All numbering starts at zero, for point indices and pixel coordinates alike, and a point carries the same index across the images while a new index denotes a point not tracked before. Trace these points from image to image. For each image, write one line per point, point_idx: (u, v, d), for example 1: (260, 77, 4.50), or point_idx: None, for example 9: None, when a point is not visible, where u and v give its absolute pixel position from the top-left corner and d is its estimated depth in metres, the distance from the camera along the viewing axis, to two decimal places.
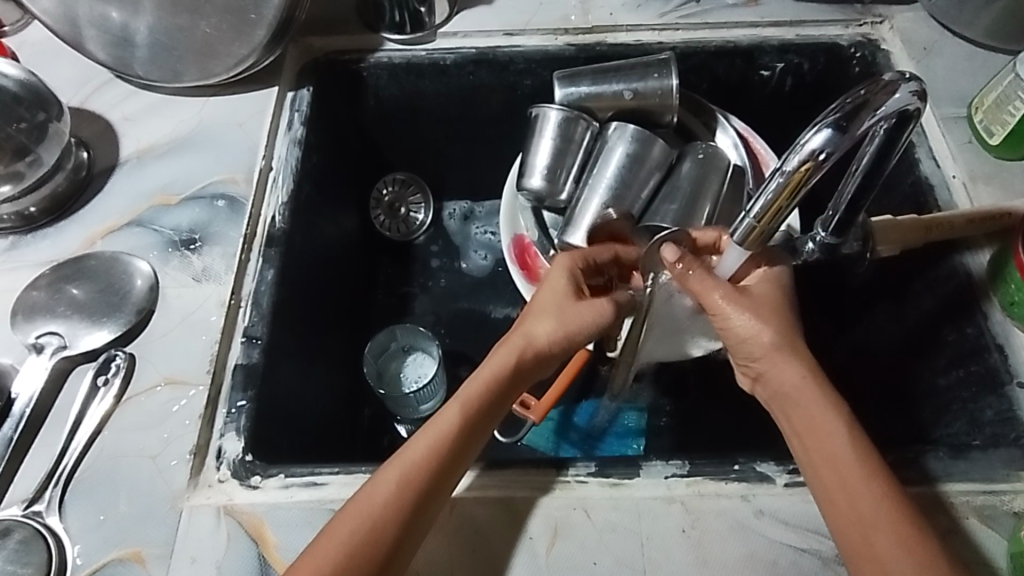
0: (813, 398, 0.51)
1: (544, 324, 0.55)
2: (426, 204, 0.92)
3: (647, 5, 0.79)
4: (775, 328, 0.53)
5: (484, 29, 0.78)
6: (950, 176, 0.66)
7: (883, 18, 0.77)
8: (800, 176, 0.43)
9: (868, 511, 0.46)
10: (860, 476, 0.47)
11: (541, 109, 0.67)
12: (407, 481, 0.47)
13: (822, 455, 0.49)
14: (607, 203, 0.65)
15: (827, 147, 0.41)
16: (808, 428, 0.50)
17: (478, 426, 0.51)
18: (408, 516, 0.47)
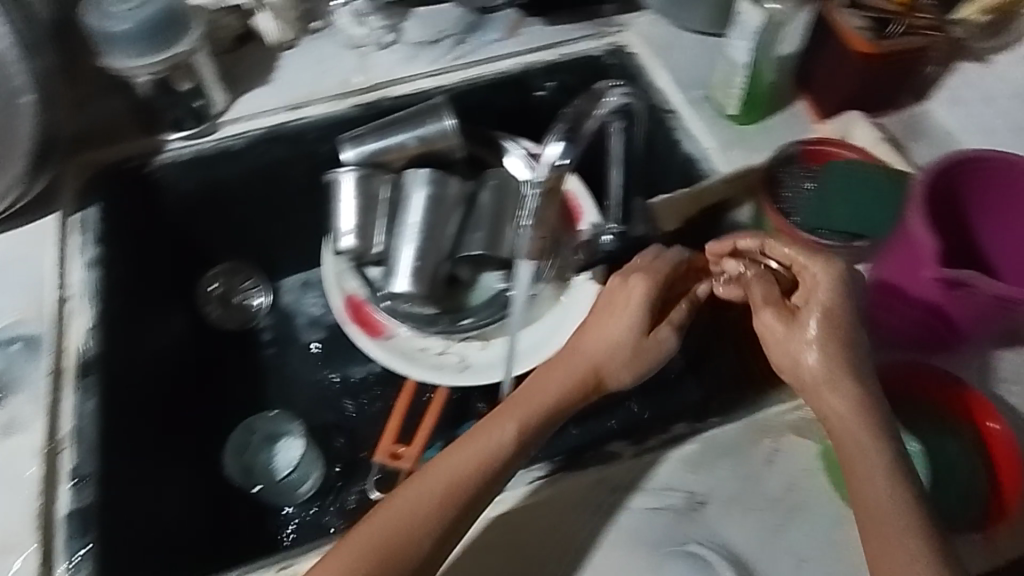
0: (858, 417, 0.54)
1: (617, 332, 0.61)
2: (261, 286, 0.90)
3: (418, 55, 0.84)
4: (837, 360, 0.56)
5: (268, 107, 0.80)
6: (706, 148, 0.76)
7: (624, 27, 0.87)
8: None
9: (900, 536, 0.49)
10: (899, 525, 0.50)
11: (334, 175, 0.69)
12: (449, 492, 0.53)
13: (868, 496, 0.51)
14: (421, 246, 0.68)
15: None
16: (853, 449, 0.53)
17: (525, 445, 0.56)
18: (443, 530, 0.52)
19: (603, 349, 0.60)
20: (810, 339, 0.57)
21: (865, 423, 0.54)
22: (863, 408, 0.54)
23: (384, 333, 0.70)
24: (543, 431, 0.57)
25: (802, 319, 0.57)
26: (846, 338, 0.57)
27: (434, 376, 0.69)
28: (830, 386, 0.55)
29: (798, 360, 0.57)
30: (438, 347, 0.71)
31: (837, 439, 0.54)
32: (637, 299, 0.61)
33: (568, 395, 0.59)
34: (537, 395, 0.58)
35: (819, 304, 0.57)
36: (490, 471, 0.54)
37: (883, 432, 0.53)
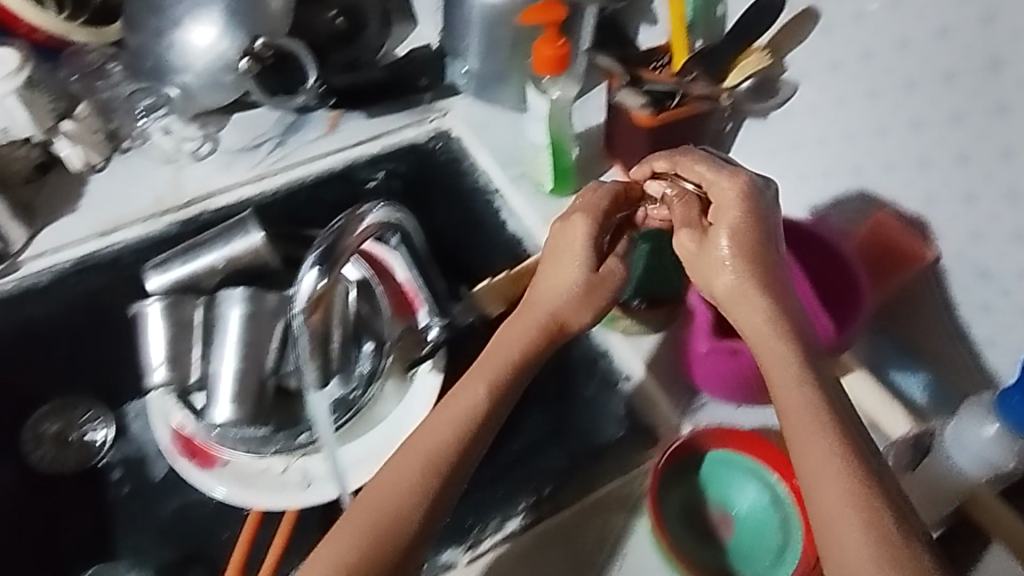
0: (775, 324, 0.55)
1: (562, 274, 0.61)
2: None
3: (236, 162, 0.84)
4: (752, 273, 0.56)
5: (75, 237, 0.78)
6: (527, 223, 0.80)
7: (445, 111, 0.88)
8: (319, 296, 0.56)
9: (811, 437, 0.50)
10: (814, 432, 0.50)
11: (138, 308, 0.65)
12: (428, 463, 0.55)
13: (785, 405, 0.52)
14: (240, 368, 0.65)
15: (319, 278, 0.54)
16: (770, 360, 0.54)
17: (498, 399, 0.58)
18: (426, 496, 0.54)
19: (552, 293, 0.61)
20: (723, 259, 0.57)
21: (780, 335, 0.54)
22: (777, 320, 0.55)
23: (217, 461, 0.68)
24: (516, 382, 0.59)
25: (714, 236, 0.58)
26: (760, 248, 0.57)
27: (279, 501, 0.66)
28: (742, 299, 0.56)
29: (717, 267, 0.57)
30: (280, 465, 0.68)
31: (760, 350, 0.55)
32: (579, 240, 0.61)
33: (528, 347, 0.60)
34: (505, 345, 0.60)
35: (728, 220, 0.58)
36: (461, 435, 0.56)
37: (795, 344, 0.54)
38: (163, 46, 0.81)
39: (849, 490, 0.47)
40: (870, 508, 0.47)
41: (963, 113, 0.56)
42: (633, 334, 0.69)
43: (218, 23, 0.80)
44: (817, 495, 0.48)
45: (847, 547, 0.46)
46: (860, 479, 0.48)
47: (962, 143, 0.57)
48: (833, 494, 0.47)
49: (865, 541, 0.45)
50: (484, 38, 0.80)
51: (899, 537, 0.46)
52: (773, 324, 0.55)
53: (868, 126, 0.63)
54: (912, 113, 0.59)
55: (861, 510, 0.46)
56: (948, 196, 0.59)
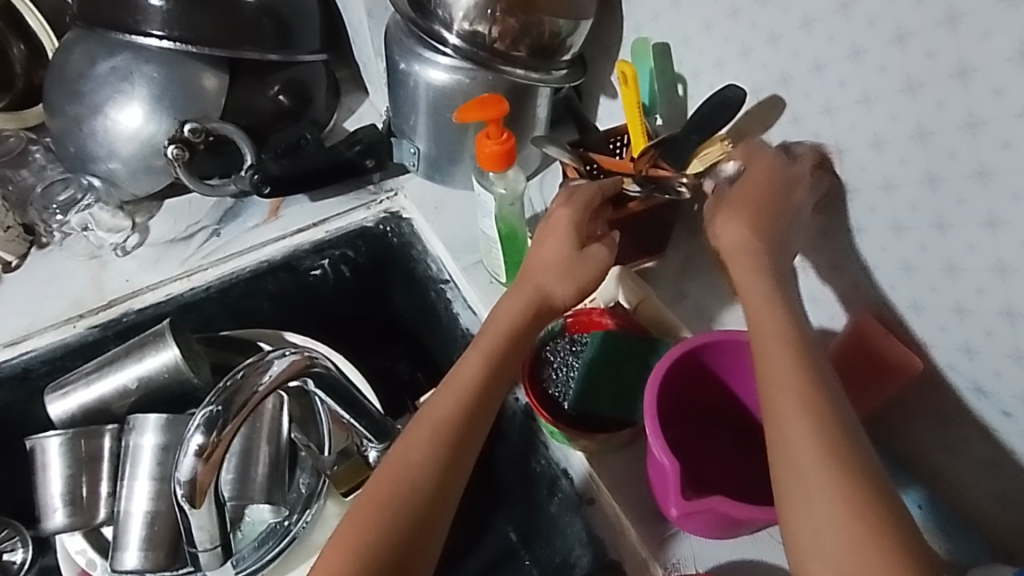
0: (758, 257, 0.50)
1: (550, 247, 0.56)
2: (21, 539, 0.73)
3: (165, 257, 0.77)
4: (758, 219, 0.50)
5: None
6: (483, 319, 0.72)
7: (395, 191, 0.82)
8: (213, 452, 0.44)
9: (783, 365, 0.44)
10: (785, 356, 0.45)
11: (35, 440, 0.58)
12: (438, 435, 0.50)
13: (753, 319, 0.47)
14: (149, 508, 0.57)
15: (212, 434, 0.44)
16: (746, 289, 0.49)
17: (500, 375, 0.53)
18: (446, 463, 0.49)
19: (542, 270, 0.56)
20: (737, 209, 0.51)
21: (758, 273, 0.49)
22: (756, 244, 0.50)
23: None
24: (516, 357, 0.55)
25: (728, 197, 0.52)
26: (775, 206, 0.51)
27: None
28: (738, 252, 0.50)
29: (734, 216, 0.51)
30: None
31: (737, 270, 0.50)
32: (561, 219, 0.56)
33: (525, 324, 0.55)
34: (503, 319, 0.55)
35: (744, 190, 0.51)
36: (468, 413, 0.51)
37: (764, 259, 0.50)
38: (83, 133, 0.75)
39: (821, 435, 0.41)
40: (839, 439, 0.41)
41: (949, 222, 0.47)
42: (596, 454, 0.60)
43: (144, 106, 0.74)
44: (785, 442, 0.42)
45: (805, 480, 0.40)
46: (829, 415, 0.42)
47: (949, 255, 0.48)
48: (801, 438, 0.41)
49: (830, 487, 0.39)
50: (430, 118, 0.73)
51: (869, 475, 0.40)
52: (746, 246, 0.50)
53: (844, 223, 0.55)
54: (892, 216, 0.51)
55: (831, 455, 0.40)
56: (937, 303, 0.51)
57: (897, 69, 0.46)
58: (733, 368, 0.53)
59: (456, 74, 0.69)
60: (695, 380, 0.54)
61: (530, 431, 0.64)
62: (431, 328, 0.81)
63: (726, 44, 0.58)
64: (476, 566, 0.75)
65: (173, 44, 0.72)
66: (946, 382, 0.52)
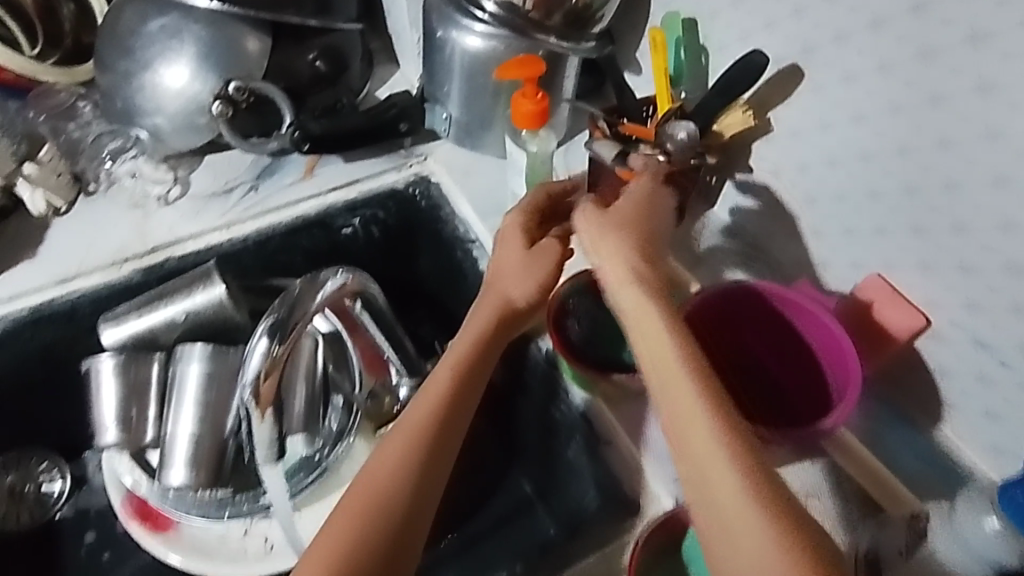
0: (651, 275, 0.50)
1: (512, 256, 0.59)
2: (60, 469, 0.83)
3: (207, 208, 0.81)
4: (634, 236, 0.53)
5: (35, 286, 0.74)
6: None
7: (425, 155, 0.86)
8: (272, 361, 0.53)
9: (686, 396, 0.44)
10: (692, 386, 0.44)
11: (90, 363, 0.63)
12: (409, 445, 0.50)
13: (654, 347, 0.47)
14: (195, 431, 0.61)
15: (273, 343, 0.53)
16: (642, 316, 0.48)
17: (468, 388, 0.55)
18: (416, 482, 0.49)
19: (503, 279, 0.59)
20: (616, 224, 0.53)
21: (654, 297, 0.49)
22: (644, 262, 0.51)
23: (171, 526, 0.65)
24: (485, 366, 0.57)
25: (610, 210, 0.54)
26: (643, 224, 0.54)
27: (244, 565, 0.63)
28: (637, 271, 0.50)
29: (620, 223, 0.53)
30: (238, 530, 0.65)
31: (622, 292, 0.50)
32: (512, 239, 0.60)
33: (486, 335, 0.58)
34: (471, 335, 0.57)
35: (623, 209, 0.55)
36: (439, 426, 0.52)
37: (656, 280, 0.50)
38: (132, 88, 0.79)
39: (734, 467, 0.41)
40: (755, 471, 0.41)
41: (959, 181, 0.51)
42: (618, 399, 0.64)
43: (190, 63, 0.78)
44: (702, 482, 0.42)
45: (739, 524, 0.40)
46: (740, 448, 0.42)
47: (956, 214, 0.52)
48: (716, 477, 0.41)
49: (756, 521, 0.39)
50: (464, 84, 0.77)
51: (792, 513, 0.40)
52: (640, 261, 0.51)
53: (859, 187, 0.58)
54: (905, 177, 0.54)
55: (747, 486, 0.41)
56: (944, 261, 0.54)
57: (915, 37, 0.50)
58: None
59: (492, 41, 0.72)
60: None
61: (553, 378, 0.68)
62: (455, 288, 0.85)
63: (752, 16, 0.62)
64: (486, 524, 0.77)
65: (222, 5, 0.76)
66: (949, 337, 0.56)
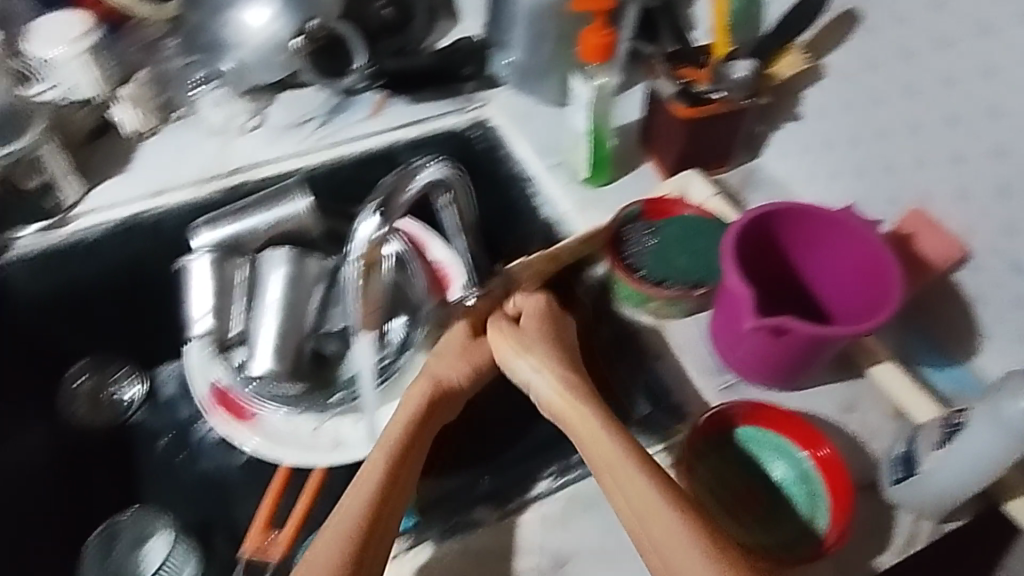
0: (588, 392, 0.62)
1: (453, 363, 0.65)
2: None
3: (284, 137, 0.87)
4: (563, 362, 0.64)
5: (127, 198, 0.80)
6: (563, 210, 0.81)
7: (485, 101, 0.91)
8: (370, 254, 0.58)
9: (642, 483, 0.55)
10: (636, 472, 0.56)
11: (188, 259, 0.70)
12: (370, 515, 0.55)
13: (593, 442, 0.58)
14: (279, 323, 0.68)
15: (374, 232, 0.57)
16: (582, 429, 0.59)
17: (412, 460, 0.60)
18: (377, 526, 0.55)
19: (439, 363, 0.65)
20: (530, 343, 0.65)
21: (593, 406, 0.60)
22: (572, 382, 0.62)
23: (249, 416, 0.69)
24: (425, 438, 0.62)
25: (534, 330, 0.66)
26: (558, 335, 0.66)
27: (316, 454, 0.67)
28: (572, 383, 0.62)
29: (559, 343, 0.65)
30: (311, 424, 0.69)
31: (556, 407, 0.62)
32: (456, 334, 0.67)
33: (421, 414, 0.62)
34: (401, 419, 0.62)
35: (532, 329, 0.66)
36: (392, 487, 0.57)
37: (594, 398, 0.61)
38: (218, 22, 0.84)
39: (657, 494, 0.54)
40: (714, 542, 0.52)
41: (1001, 108, 0.55)
42: (667, 316, 0.69)
43: (271, 8, 0.83)
44: (639, 507, 0.54)
45: None
46: (699, 523, 0.53)
47: (997, 140, 0.56)
48: (647, 498, 0.54)
49: (682, 531, 0.52)
50: (530, 28, 0.82)
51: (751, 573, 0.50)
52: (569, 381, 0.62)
53: (904, 121, 0.63)
54: (949, 109, 0.58)
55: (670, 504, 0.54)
56: (983, 187, 0.58)
57: None
58: (795, 234, 0.61)
59: None
60: (760, 241, 0.61)
61: (607, 299, 0.72)
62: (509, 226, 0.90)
63: None
64: (523, 451, 0.68)
65: None
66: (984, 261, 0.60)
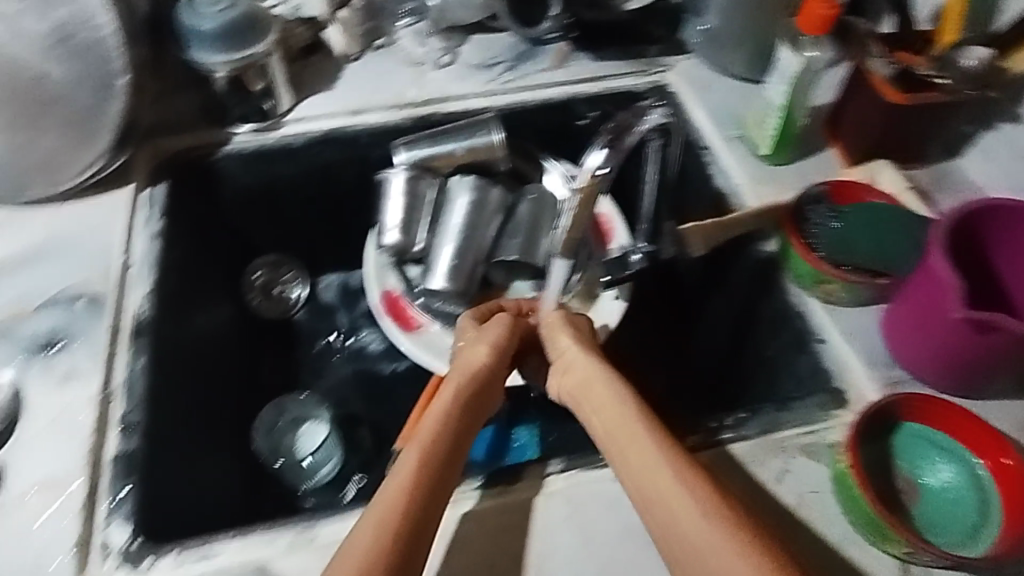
0: (609, 394, 0.58)
1: (476, 352, 0.63)
2: (301, 280, 0.96)
3: (472, 76, 0.90)
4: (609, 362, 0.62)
5: (328, 112, 0.86)
6: (738, 183, 0.79)
7: (667, 67, 0.91)
8: (589, 188, 0.70)
9: (674, 487, 0.49)
10: (669, 477, 0.50)
11: (385, 174, 0.75)
12: (415, 481, 0.50)
13: (629, 452, 0.53)
14: (459, 245, 0.73)
15: (603, 161, 0.71)
16: (617, 428, 0.55)
17: (447, 446, 0.54)
18: (420, 509, 0.49)
19: (463, 352, 0.63)
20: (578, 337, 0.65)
21: (618, 402, 0.57)
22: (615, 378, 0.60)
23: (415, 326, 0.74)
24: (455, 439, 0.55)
25: (550, 328, 0.66)
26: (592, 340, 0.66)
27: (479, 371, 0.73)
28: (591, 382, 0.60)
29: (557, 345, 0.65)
30: None
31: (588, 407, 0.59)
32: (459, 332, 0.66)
33: (458, 401, 0.58)
34: (438, 402, 0.58)
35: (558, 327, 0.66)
36: (440, 459, 0.52)
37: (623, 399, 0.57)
38: None
39: (701, 507, 0.47)
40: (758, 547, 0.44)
41: None
42: (835, 301, 0.69)
43: None
44: (670, 522, 0.48)
45: None
46: (741, 525, 0.45)
47: None
48: (686, 513, 0.48)
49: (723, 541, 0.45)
50: None
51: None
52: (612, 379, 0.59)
53: None
54: None
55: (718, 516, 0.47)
56: None
57: None
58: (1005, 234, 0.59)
59: None
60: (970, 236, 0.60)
61: (772, 277, 0.73)
62: None
63: None
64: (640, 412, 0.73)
65: None
66: None
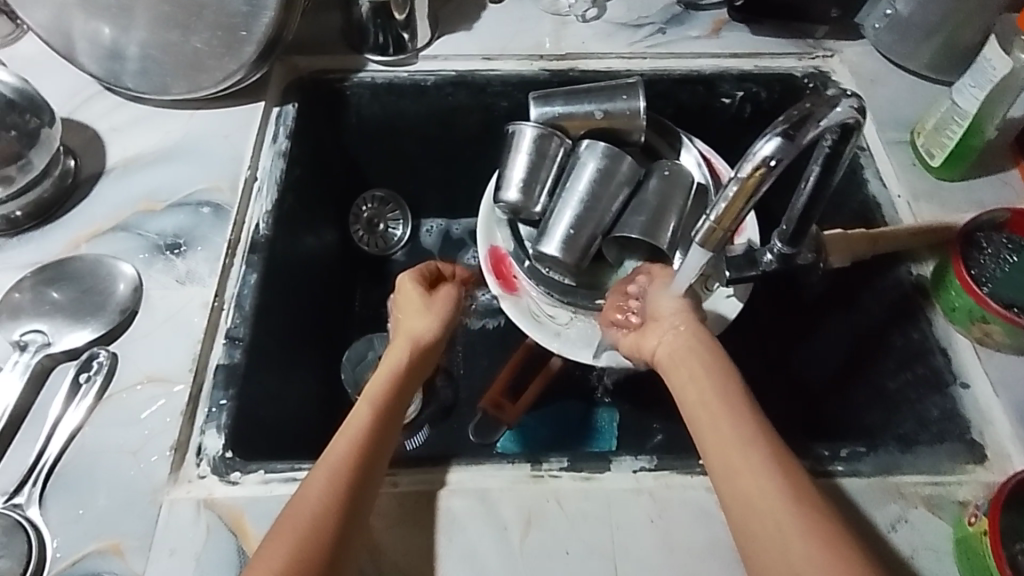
0: (704, 367, 0.56)
1: (422, 321, 0.66)
2: (403, 220, 0.96)
3: (617, 34, 0.84)
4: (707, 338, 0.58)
5: (463, 53, 0.83)
6: (895, 196, 0.70)
7: (833, 52, 0.82)
8: (753, 180, 0.50)
9: (751, 480, 0.48)
10: (750, 472, 0.48)
11: (517, 126, 0.71)
12: (355, 446, 0.52)
13: (714, 433, 0.51)
14: (578, 215, 0.70)
15: (776, 154, 0.48)
16: (702, 407, 0.53)
17: (387, 409, 0.57)
18: (365, 472, 0.51)
19: (411, 320, 0.67)
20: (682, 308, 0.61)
21: (711, 380, 0.55)
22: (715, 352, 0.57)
23: (516, 290, 0.72)
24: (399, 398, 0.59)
25: (657, 296, 0.63)
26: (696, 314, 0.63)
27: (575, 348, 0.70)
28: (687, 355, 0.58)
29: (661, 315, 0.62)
30: (564, 318, 0.72)
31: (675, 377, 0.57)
32: (414, 297, 0.68)
33: (404, 367, 0.62)
34: (387, 369, 0.61)
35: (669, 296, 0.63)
36: (382, 422, 0.55)
37: (712, 375, 0.55)
38: None
39: (783, 494, 0.47)
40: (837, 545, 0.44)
41: None
42: (990, 344, 0.61)
43: None
44: (752, 509, 0.47)
45: None
46: (823, 526, 0.45)
47: None
48: (767, 499, 0.47)
49: (800, 537, 0.44)
50: None
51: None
52: (710, 355, 0.57)
53: None
54: None
55: (796, 511, 0.46)
56: None
57: None
58: None
59: None
60: None
61: (918, 305, 0.65)
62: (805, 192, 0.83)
63: None
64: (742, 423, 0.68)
65: None
66: None
